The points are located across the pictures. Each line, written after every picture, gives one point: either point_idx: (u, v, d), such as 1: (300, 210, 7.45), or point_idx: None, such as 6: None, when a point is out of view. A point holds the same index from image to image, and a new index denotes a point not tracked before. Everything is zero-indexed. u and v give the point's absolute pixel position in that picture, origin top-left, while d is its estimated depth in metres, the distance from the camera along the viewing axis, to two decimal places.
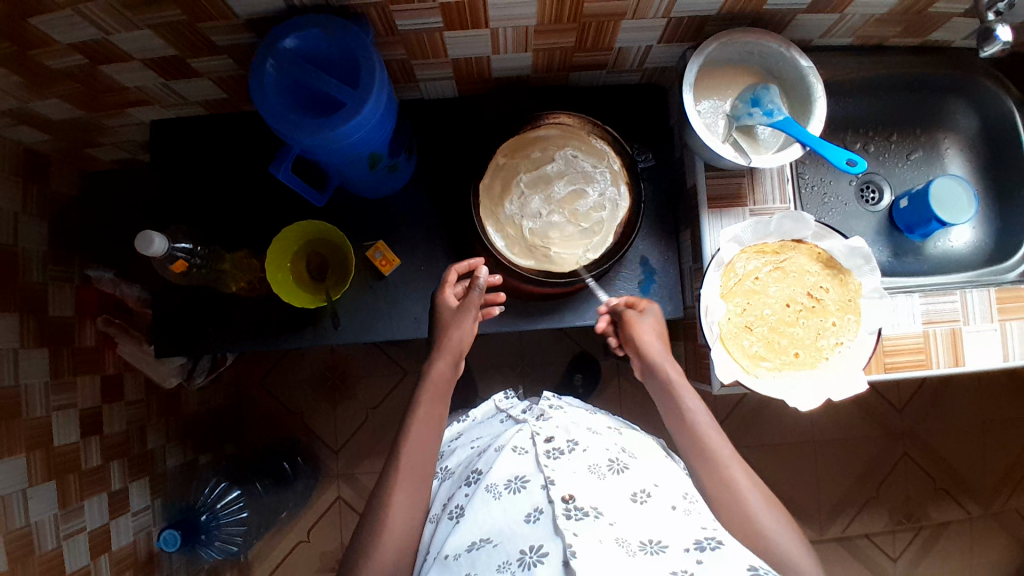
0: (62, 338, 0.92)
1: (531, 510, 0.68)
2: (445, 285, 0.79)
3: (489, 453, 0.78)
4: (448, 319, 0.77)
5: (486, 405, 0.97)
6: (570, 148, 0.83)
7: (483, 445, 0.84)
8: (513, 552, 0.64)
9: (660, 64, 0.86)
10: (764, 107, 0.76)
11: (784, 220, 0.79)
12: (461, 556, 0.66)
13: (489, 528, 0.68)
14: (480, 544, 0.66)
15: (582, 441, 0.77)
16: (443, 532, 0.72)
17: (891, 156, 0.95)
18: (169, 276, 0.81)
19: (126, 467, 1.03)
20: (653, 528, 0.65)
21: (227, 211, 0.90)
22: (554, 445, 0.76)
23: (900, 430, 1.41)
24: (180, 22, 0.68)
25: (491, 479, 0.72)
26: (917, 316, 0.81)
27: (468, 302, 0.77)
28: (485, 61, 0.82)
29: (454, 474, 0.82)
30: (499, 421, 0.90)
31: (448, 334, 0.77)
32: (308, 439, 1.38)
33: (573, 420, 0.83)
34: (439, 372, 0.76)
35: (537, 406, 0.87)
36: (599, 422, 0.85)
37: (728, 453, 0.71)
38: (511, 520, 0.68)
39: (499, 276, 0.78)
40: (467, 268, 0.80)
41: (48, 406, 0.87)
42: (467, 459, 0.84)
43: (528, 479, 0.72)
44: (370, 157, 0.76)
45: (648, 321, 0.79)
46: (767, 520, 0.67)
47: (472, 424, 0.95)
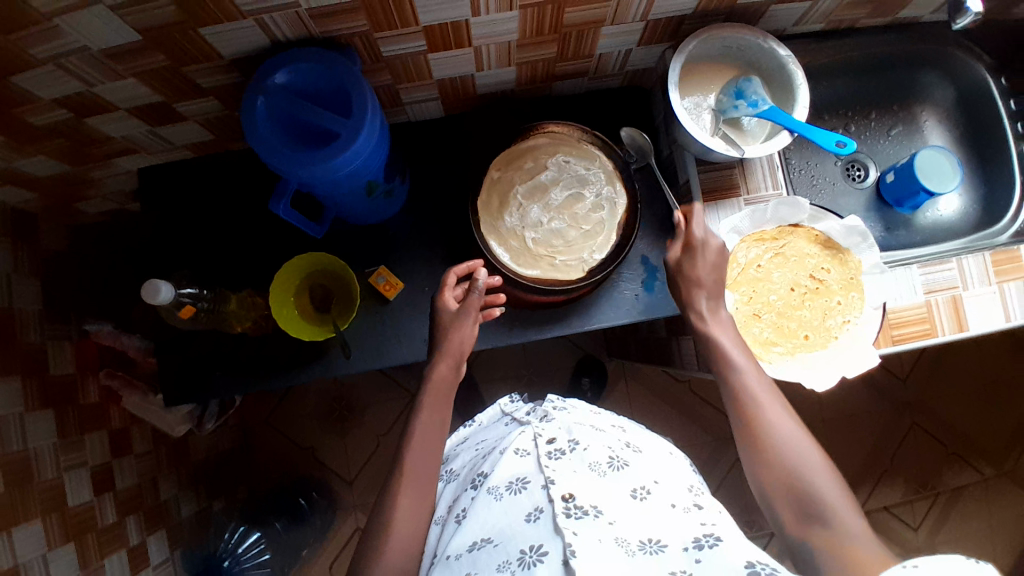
0: (66, 396, 0.90)
1: (532, 509, 0.66)
2: (443, 287, 0.77)
3: (492, 457, 0.76)
4: (448, 320, 0.76)
5: (491, 408, 0.94)
6: (561, 154, 0.84)
7: (486, 447, 0.83)
8: (513, 551, 0.62)
9: (640, 66, 0.87)
10: (749, 98, 0.77)
11: (781, 206, 0.81)
12: (463, 556, 0.64)
13: (490, 528, 0.66)
14: (481, 544, 0.64)
15: (583, 440, 0.75)
16: (446, 534, 0.71)
17: (872, 133, 0.98)
18: (177, 322, 0.79)
19: (142, 521, 1.00)
20: (652, 527, 0.64)
21: (224, 251, 0.89)
22: (555, 446, 0.74)
23: (906, 400, 1.43)
24: (165, 68, 0.68)
25: (492, 482, 0.70)
26: (917, 287, 0.83)
27: (468, 304, 0.75)
28: (470, 79, 0.83)
29: (459, 477, 0.81)
30: (504, 424, 0.87)
31: (449, 338, 0.75)
32: (322, 471, 1.36)
33: (577, 419, 0.80)
34: (441, 375, 0.74)
35: (541, 407, 0.84)
36: (602, 419, 0.83)
37: (768, 396, 0.66)
38: (512, 521, 0.66)
39: (499, 277, 0.76)
40: (467, 270, 0.78)
41: (58, 466, 0.85)
42: (471, 462, 0.82)
43: (529, 480, 0.70)
44: (367, 185, 0.77)
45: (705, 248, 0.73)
46: (803, 462, 0.62)
47: (477, 429, 0.93)
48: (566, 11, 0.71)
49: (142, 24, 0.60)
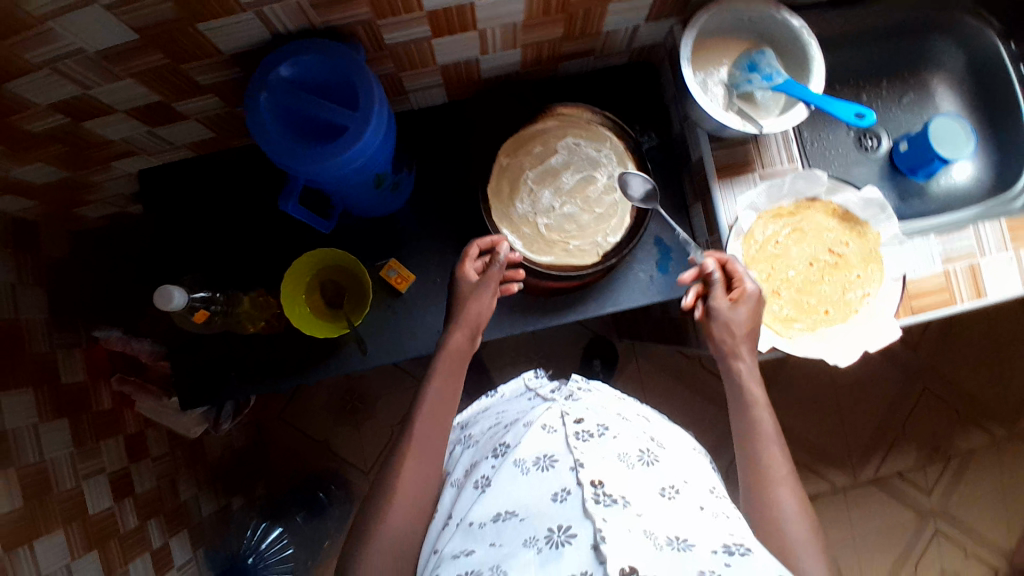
0: (80, 404, 0.89)
1: (559, 490, 0.63)
2: (463, 259, 0.75)
3: (516, 429, 0.72)
4: (465, 291, 0.75)
5: (514, 381, 0.92)
6: (570, 137, 0.83)
7: (507, 419, 0.79)
8: (540, 528, 0.59)
9: (648, 41, 0.85)
10: (763, 72, 0.76)
11: (796, 180, 0.80)
12: (487, 525, 0.62)
13: (515, 501, 0.63)
14: (506, 516, 0.62)
15: (612, 428, 0.71)
16: (465, 499, 0.68)
17: (884, 101, 0.96)
18: (190, 326, 0.79)
19: (163, 524, 1.00)
20: (680, 526, 0.59)
21: (231, 251, 0.88)
22: (584, 427, 0.70)
23: (916, 366, 1.43)
24: (162, 66, 0.66)
25: (519, 454, 0.67)
26: (935, 257, 0.82)
27: (488, 276, 0.74)
28: (474, 63, 0.81)
29: (478, 445, 0.77)
30: (527, 399, 0.84)
31: (466, 309, 0.74)
32: (337, 464, 1.36)
33: (602, 403, 0.77)
34: (455, 346, 0.73)
35: (566, 387, 0.81)
36: (627, 408, 0.80)
37: (785, 475, 0.66)
38: (538, 498, 0.62)
39: (520, 251, 0.77)
40: (489, 243, 0.77)
41: (76, 475, 0.84)
42: (491, 431, 0.78)
43: (557, 459, 0.66)
44: (375, 177, 0.75)
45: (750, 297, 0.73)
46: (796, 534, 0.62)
47: (500, 400, 0.90)
48: None
49: (138, 22, 0.58)
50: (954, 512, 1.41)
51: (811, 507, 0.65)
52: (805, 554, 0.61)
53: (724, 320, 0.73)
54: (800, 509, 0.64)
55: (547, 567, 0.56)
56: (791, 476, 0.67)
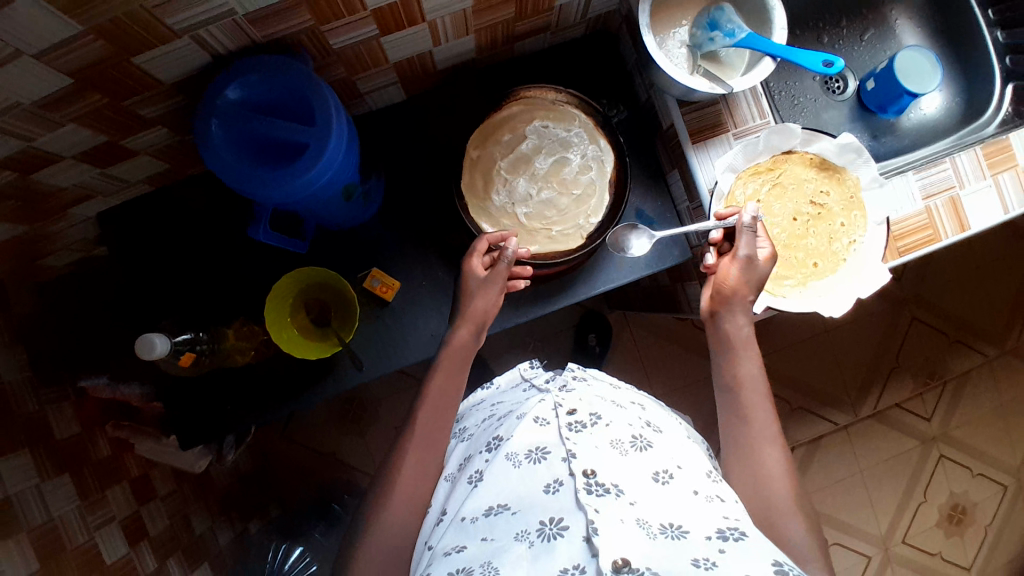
0: (79, 457, 0.87)
1: (552, 481, 0.62)
2: (472, 253, 0.75)
3: (510, 421, 0.71)
4: (472, 287, 0.75)
5: (509, 371, 0.90)
6: (537, 120, 0.80)
7: (501, 411, 0.78)
8: (532, 522, 0.59)
9: (603, 10, 0.82)
10: (724, 29, 0.74)
11: (772, 135, 0.79)
12: (478, 520, 0.60)
13: (508, 494, 0.62)
14: (498, 510, 0.61)
15: (605, 415, 0.70)
16: (459, 492, 0.66)
17: (846, 41, 0.94)
18: (177, 371, 0.77)
19: (183, 560, 0.99)
20: (674, 512, 0.59)
21: (209, 283, 0.85)
22: (577, 419, 0.69)
23: (904, 297, 1.44)
24: (104, 106, 0.63)
25: (511, 447, 0.66)
26: (915, 195, 0.82)
27: (496, 273, 0.74)
28: (428, 56, 0.78)
29: (472, 438, 0.75)
30: (522, 390, 0.83)
31: (472, 305, 0.74)
32: (347, 473, 1.36)
33: (598, 393, 0.76)
34: (461, 341, 0.74)
35: (561, 376, 0.80)
36: (621, 395, 0.78)
37: (772, 436, 0.68)
38: (530, 491, 0.62)
39: (527, 248, 0.76)
40: (500, 238, 0.76)
41: (87, 528, 0.83)
42: (485, 423, 0.77)
43: (550, 451, 0.65)
44: (344, 190, 0.73)
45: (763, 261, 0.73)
46: (782, 494, 0.64)
47: (496, 391, 0.88)
48: None
49: (71, 65, 0.55)
50: (956, 435, 1.44)
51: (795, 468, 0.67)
52: (786, 512, 0.63)
53: (745, 271, 0.72)
54: (784, 470, 0.66)
55: (539, 561, 0.56)
56: (778, 437, 0.68)
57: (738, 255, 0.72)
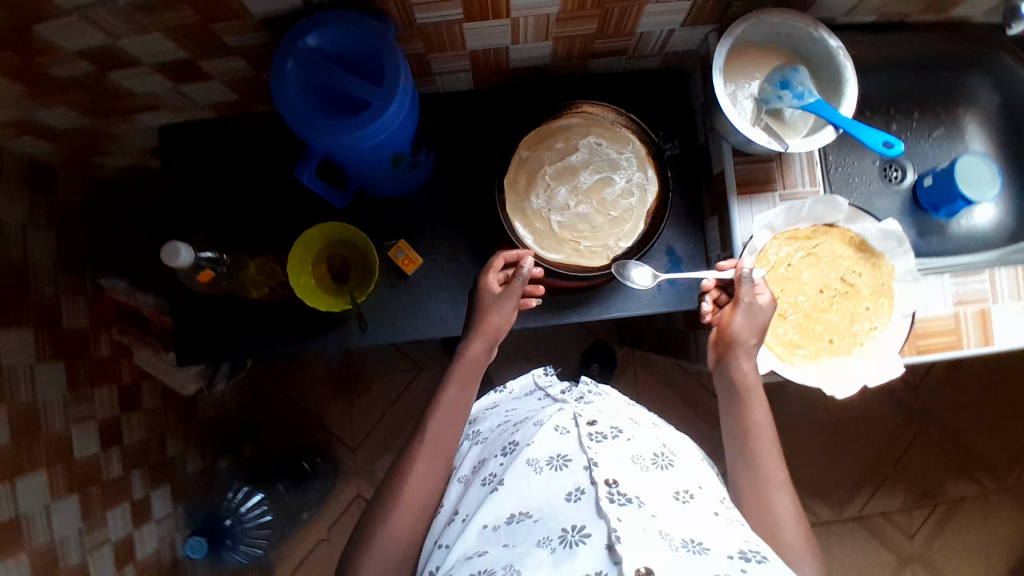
0: (77, 350, 0.89)
1: (573, 489, 0.62)
2: (488, 269, 0.77)
3: (527, 427, 0.72)
4: (488, 303, 0.76)
5: (525, 378, 0.93)
6: (593, 136, 0.81)
7: (517, 416, 0.79)
8: (554, 529, 0.59)
9: (681, 47, 0.84)
10: (795, 90, 0.75)
11: (817, 204, 0.79)
12: (501, 526, 0.61)
13: (529, 501, 0.63)
14: (519, 518, 0.61)
15: (626, 430, 0.70)
16: (473, 496, 0.67)
17: (913, 133, 0.94)
18: (195, 286, 0.79)
19: (147, 476, 1.01)
20: (696, 529, 0.58)
21: (243, 215, 0.88)
22: (598, 429, 0.69)
23: (915, 406, 1.41)
24: (190, 24, 0.66)
25: (532, 453, 0.66)
26: (947, 298, 0.81)
27: (511, 289, 0.75)
28: (504, 53, 0.80)
29: (487, 441, 0.77)
30: (537, 399, 0.84)
31: (487, 319, 0.75)
32: (325, 438, 1.36)
33: (614, 407, 0.77)
34: (472, 355, 0.74)
35: (577, 389, 0.82)
36: (639, 413, 0.79)
37: (782, 481, 0.67)
38: (551, 498, 0.62)
39: (543, 269, 0.77)
40: (516, 256, 0.78)
41: (66, 418, 0.85)
42: (500, 428, 0.79)
43: (570, 458, 0.66)
44: (393, 157, 0.75)
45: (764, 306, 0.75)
46: (794, 539, 0.63)
47: (509, 396, 0.91)
48: None
49: None
50: (934, 560, 1.39)
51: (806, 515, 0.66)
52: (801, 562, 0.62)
53: (746, 315, 0.74)
54: (795, 516, 0.65)
55: (561, 566, 0.55)
56: (788, 482, 0.67)
57: (740, 302, 0.74)
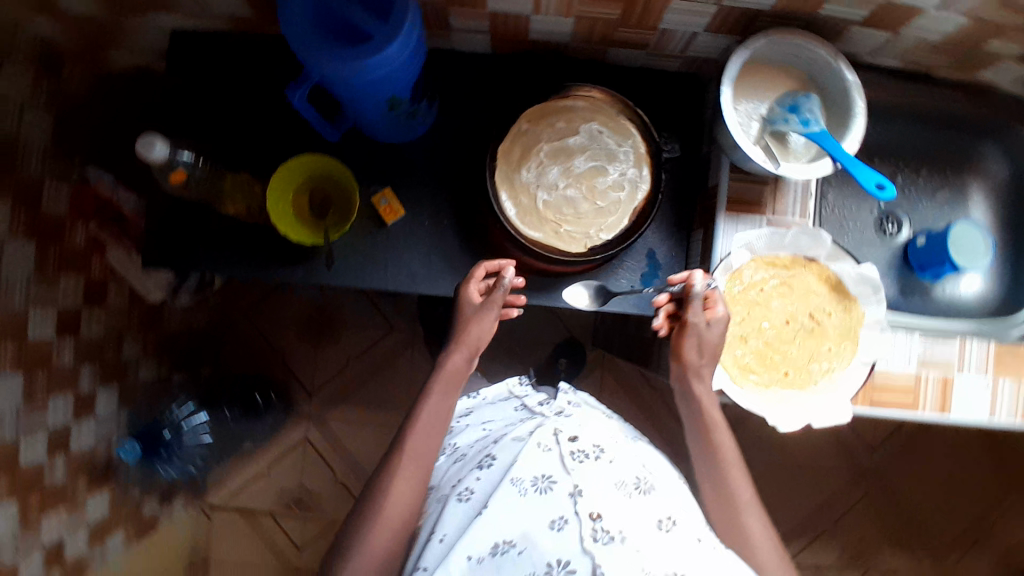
0: (50, 236, 0.87)
1: (557, 518, 0.65)
2: (468, 279, 0.77)
3: (507, 444, 0.75)
4: (468, 314, 0.78)
5: (497, 385, 0.99)
6: (596, 123, 0.81)
7: (495, 433, 0.85)
8: (539, 564, 0.62)
9: (702, 54, 0.83)
10: (801, 115, 0.74)
11: (801, 235, 0.79)
12: (487, 559, 0.63)
13: (513, 530, 0.65)
14: (504, 548, 0.63)
15: (607, 450, 0.72)
16: (456, 516, 0.70)
17: (917, 191, 0.93)
18: (172, 187, 0.78)
19: (97, 372, 1.00)
20: (678, 562, 0.62)
21: (237, 132, 0.87)
22: (579, 447, 0.71)
23: (869, 468, 1.41)
24: None
25: (516, 473, 0.69)
26: (912, 358, 0.80)
27: (491, 300, 0.77)
28: (525, 21, 0.79)
29: (465, 459, 0.81)
30: (513, 409, 0.92)
31: (467, 330, 0.78)
32: (284, 377, 1.35)
33: (591, 421, 0.80)
34: (454, 366, 0.78)
35: (555, 401, 0.87)
36: (616, 428, 0.82)
37: (750, 499, 0.74)
38: (535, 526, 0.64)
39: (523, 279, 0.77)
40: (496, 266, 0.78)
41: (26, 298, 0.83)
42: (478, 445, 0.84)
43: (555, 481, 0.68)
44: (390, 100, 0.75)
45: (715, 322, 0.73)
46: (766, 554, 0.71)
47: (483, 404, 0.96)
48: None
49: None
50: None
51: (774, 528, 0.73)
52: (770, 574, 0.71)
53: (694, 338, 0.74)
54: (765, 531, 0.72)
55: None
56: (755, 499, 0.74)
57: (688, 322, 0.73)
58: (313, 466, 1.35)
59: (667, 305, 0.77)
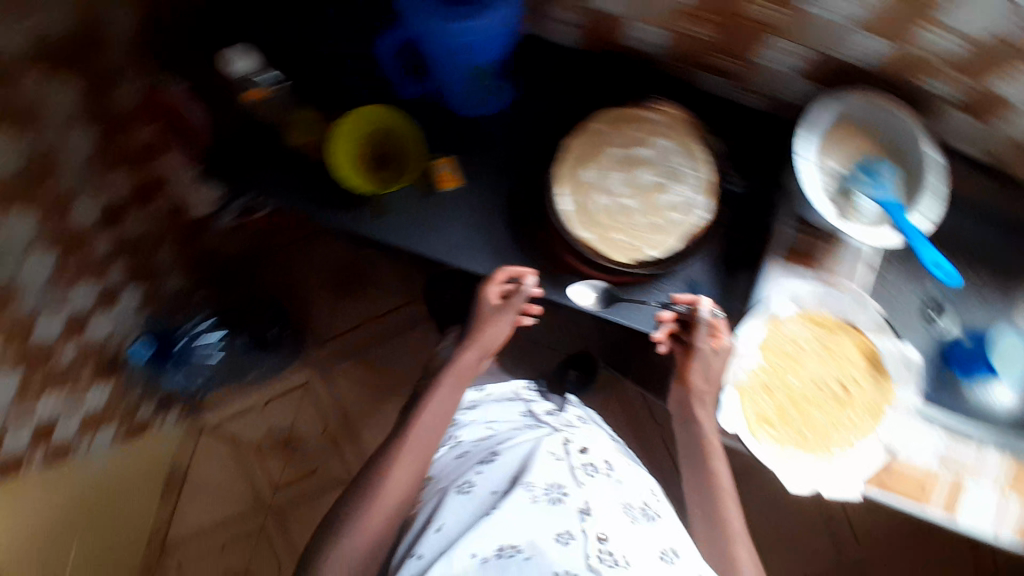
0: (118, 130, 0.87)
1: (564, 531, 0.67)
2: (489, 282, 0.81)
3: (520, 450, 0.80)
4: (486, 314, 0.82)
5: (504, 384, 0.98)
6: (669, 140, 0.80)
7: (501, 435, 0.85)
8: (546, 571, 0.63)
9: (792, 98, 0.81)
10: (876, 180, 0.73)
11: (850, 300, 0.79)
12: (493, 559, 0.64)
13: (521, 536, 0.66)
14: (511, 552, 0.65)
15: (613, 472, 0.79)
16: (458, 509, 0.73)
17: (971, 286, 0.88)
18: (250, 103, 0.80)
19: (128, 270, 1.02)
20: None
21: (316, 70, 0.87)
22: (588, 465, 0.79)
23: (853, 558, 1.36)
24: None
25: (531, 479, 0.73)
26: (934, 453, 0.77)
27: (510, 305, 0.81)
28: (623, 24, 0.78)
29: (466, 454, 0.84)
30: (520, 410, 0.92)
31: (483, 330, 0.83)
32: (300, 320, 1.36)
33: (593, 439, 0.85)
34: (466, 362, 0.83)
35: (563, 415, 0.91)
36: (614, 448, 0.87)
37: (743, 538, 0.78)
38: (543, 535, 0.66)
39: (542, 291, 0.81)
40: (515, 274, 0.81)
41: (79, 181, 0.84)
42: (481, 443, 0.85)
43: (565, 494, 0.72)
44: (473, 71, 0.75)
45: (720, 351, 0.77)
46: None
47: (489, 401, 0.94)
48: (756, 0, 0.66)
49: None
50: None
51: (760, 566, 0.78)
52: None
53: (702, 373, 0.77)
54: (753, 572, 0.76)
55: None
56: (746, 537, 0.79)
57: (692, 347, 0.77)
58: (307, 413, 1.36)
59: (672, 323, 0.79)
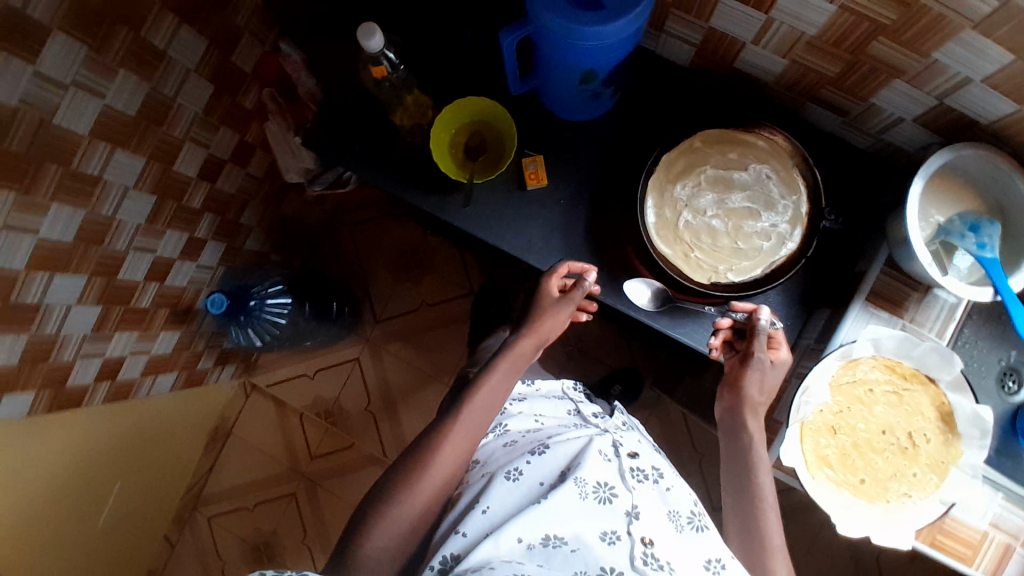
0: (228, 88, 0.92)
1: (609, 530, 0.69)
2: (551, 274, 0.82)
3: (569, 443, 0.79)
4: (545, 306, 0.82)
5: (552, 381, 0.99)
6: (768, 167, 0.80)
7: (548, 429, 0.86)
8: (591, 565, 0.65)
9: (898, 142, 0.81)
10: (980, 238, 0.71)
11: (932, 353, 0.75)
12: (539, 547, 0.66)
13: (568, 528, 0.68)
14: (556, 542, 0.66)
15: (661, 480, 0.78)
16: (505, 495, 0.74)
17: None
18: (366, 79, 0.82)
19: (214, 224, 1.06)
20: None
21: (429, 54, 0.90)
22: (637, 469, 0.78)
23: None
24: None
25: (582, 474, 0.73)
26: (987, 514, 0.75)
27: (571, 297, 0.81)
28: (738, 47, 0.78)
29: (514, 444, 0.83)
30: (566, 409, 0.93)
31: (542, 320, 0.81)
32: (358, 295, 1.39)
33: (637, 444, 0.85)
34: (522, 350, 0.81)
35: (609, 419, 0.90)
36: (656, 456, 0.85)
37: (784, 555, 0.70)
38: (589, 531, 0.68)
39: (600, 288, 0.83)
40: (580, 269, 0.83)
41: (187, 132, 0.87)
42: (528, 436, 0.85)
43: (614, 494, 0.73)
44: (585, 73, 0.76)
45: (777, 363, 0.77)
46: None
47: (537, 396, 0.95)
48: (879, 38, 0.65)
49: None
50: None
51: None
52: None
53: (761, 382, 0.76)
54: None
55: None
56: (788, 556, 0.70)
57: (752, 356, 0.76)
58: (353, 386, 1.39)
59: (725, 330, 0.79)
